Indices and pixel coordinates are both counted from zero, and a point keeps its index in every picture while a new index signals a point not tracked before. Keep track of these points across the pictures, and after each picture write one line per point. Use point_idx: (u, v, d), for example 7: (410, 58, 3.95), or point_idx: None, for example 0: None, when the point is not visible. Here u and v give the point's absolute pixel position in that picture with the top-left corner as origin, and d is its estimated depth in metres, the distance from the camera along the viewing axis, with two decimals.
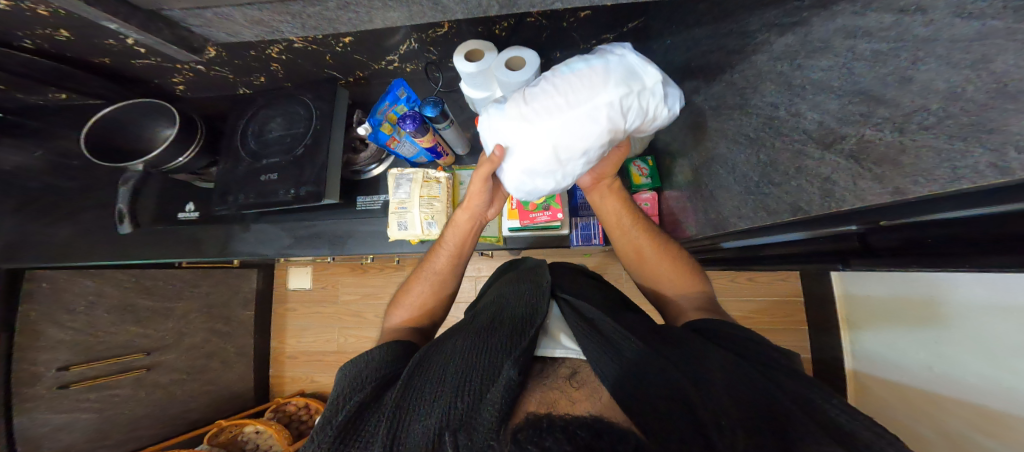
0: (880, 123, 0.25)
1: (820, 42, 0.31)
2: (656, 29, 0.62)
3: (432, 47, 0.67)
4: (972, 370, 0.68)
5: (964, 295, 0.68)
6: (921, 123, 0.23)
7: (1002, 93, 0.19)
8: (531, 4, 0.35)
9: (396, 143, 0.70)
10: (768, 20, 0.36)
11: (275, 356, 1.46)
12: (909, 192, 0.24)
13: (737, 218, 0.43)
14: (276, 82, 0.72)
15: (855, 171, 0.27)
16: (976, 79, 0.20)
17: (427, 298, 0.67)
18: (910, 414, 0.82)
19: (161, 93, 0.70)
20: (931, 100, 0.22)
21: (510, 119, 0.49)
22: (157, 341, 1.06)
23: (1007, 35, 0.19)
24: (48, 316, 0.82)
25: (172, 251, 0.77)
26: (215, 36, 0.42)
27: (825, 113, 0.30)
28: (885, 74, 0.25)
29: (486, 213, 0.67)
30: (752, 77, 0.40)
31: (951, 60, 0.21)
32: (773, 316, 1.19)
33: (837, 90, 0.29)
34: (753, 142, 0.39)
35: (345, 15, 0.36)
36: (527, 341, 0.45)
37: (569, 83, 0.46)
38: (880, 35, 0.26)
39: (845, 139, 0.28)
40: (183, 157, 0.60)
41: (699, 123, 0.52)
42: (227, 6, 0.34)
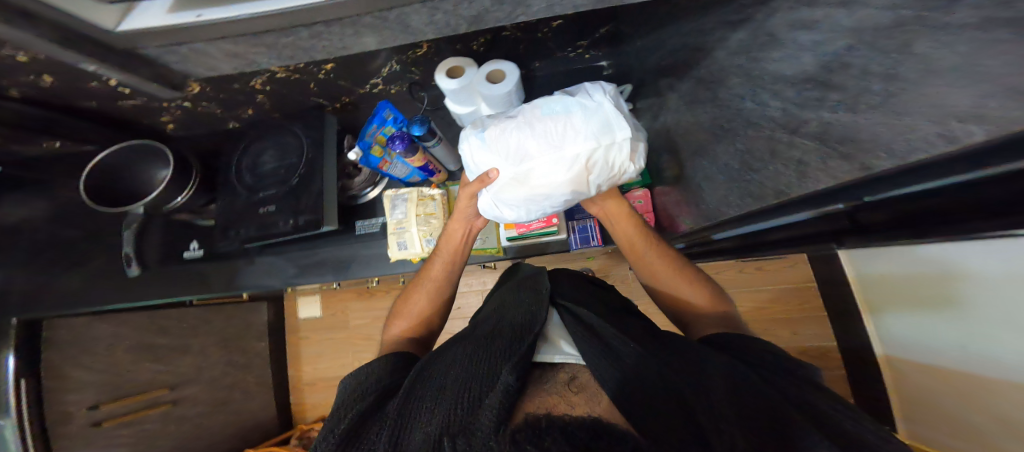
0: (834, 105, 0.28)
1: (769, 35, 0.34)
2: (626, 32, 0.63)
3: (414, 67, 0.69)
4: (1009, 346, 0.64)
5: (979, 267, 0.66)
6: (869, 102, 0.25)
7: (928, 72, 0.22)
8: (500, 21, 0.36)
9: (388, 165, 0.71)
10: (722, 18, 0.40)
11: (293, 384, 1.47)
12: (874, 166, 0.25)
13: (726, 206, 0.42)
14: (266, 113, 0.73)
15: (823, 151, 0.29)
16: (903, 62, 0.23)
17: (427, 307, 0.68)
18: (960, 402, 0.76)
19: (153, 133, 0.72)
20: (874, 83, 0.25)
21: (489, 151, 0.53)
22: (181, 375, 0.99)
23: (918, 22, 0.23)
24: (74, 358, 0.72)
25: (180, 290, 0.79)
26: (195, 71, 0.43)
27: (785, 101, 0.33)
28: (829, 61, 0.28)
29: (477, 223, 0.67)
30: (715, 72, 0.43)
31: (879, 47, 0.25)
32: (787, 304, 1.15)
33: (791, 79, 0.32)
34: (727, 133, 0.42)
35: (320, 43, 0.37)
36: (526, 346, 0.44)
37: (546, 129, 0.51)
38: (819, 26, 0.29)
39: (807, 123, 0.30)
40: (181, 196, 0.62)
41: (676, 119, 0.53)
42: (205, 40, 0.35)
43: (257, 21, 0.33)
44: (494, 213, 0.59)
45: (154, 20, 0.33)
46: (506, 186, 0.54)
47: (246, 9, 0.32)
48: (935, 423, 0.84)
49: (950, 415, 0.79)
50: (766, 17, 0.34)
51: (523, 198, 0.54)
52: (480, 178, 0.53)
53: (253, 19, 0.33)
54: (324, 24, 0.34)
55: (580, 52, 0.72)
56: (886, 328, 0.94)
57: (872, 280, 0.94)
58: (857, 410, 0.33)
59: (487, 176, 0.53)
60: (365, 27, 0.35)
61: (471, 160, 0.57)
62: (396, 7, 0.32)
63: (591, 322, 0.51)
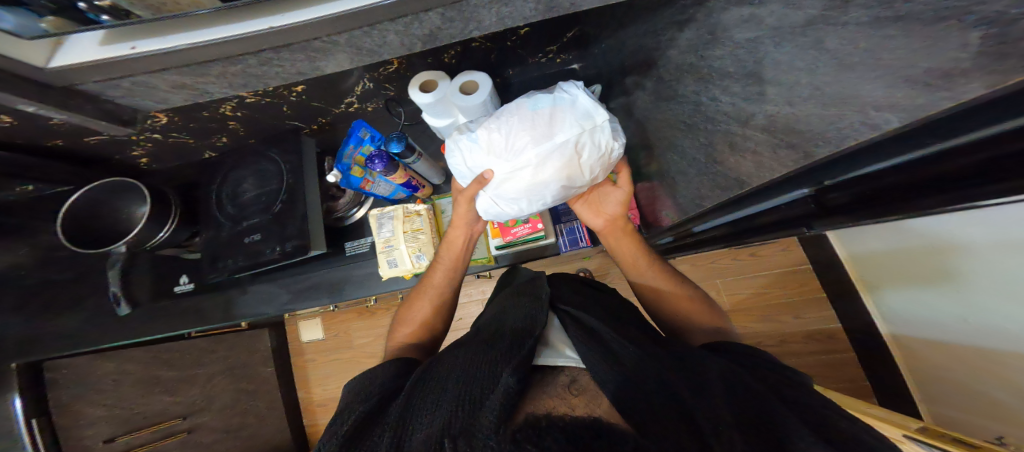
0: (774, 99, 0.31)
1: (711, 34, 0.38)
2: (593, 34, 0.64)
3: (387, 84, 0.69)
4: (1012, 316, 0.63)
5: (971, 237, 0.64)
6: (802, 95, 0.28)
7: (841, 66, 0.25)
8: (454, 36, 0.37)
9: (370, 184, 0.71)
10: (669, 19, 0.45)
11: (305, 406, 1.47)
12: (817, 154, 0.28)
13: (706, 198, 0.44)
14: (241, 140, 0.73)
15: (772, 142, 0.32)
16: (820, 56, 0.27)
17: (430, 315, 0.65)
18: (974, 377, 0.74)
19: (126, 169, 0.72)
20: (798, 76, 0.28)
21: (481, 151, 0.54)
22: (190, 405, 0.98)
23: (823, 20, 0.27)
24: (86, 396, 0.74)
25: (174, 325, 0.79)
26: (143, 105, 0.42)
27: (732, 96, 0.36)
28: (759, 57, 0.32)
29: (477, 227, 0.67)
30: (672, 72, 0.47)
31: (798, 43, 0.28)
32: (788, 289, 1.13)
33: (734, 74, 0.35)
34: (690, 129, 0.44)
35: (270, 70, 0.37)
36: (527, 349, 0.43)
37: (532, 122, 0.52)
38: (748, 26, 0.33)
39: (754, 117, 0.34)
40: (164, 231, 0.62)
41: (648, 116, 0.55)
42: (143, 72, 0.35)
43: (204, 50, 0.33)
44: (496, 211, 0.58)
45: (86, 55, 0.34)
46: (503, 182, 0.54)
47: (187, 39, 0.32)
48: (948, 399, 0.83)
49: (964, 390, 0.77)
50: (705, 16, 0.38)
51: (520, 191, 0.54)
52: (478, 178, 0.54)
53: (195, 49, 0.33)
54: (272, 51, 0.34)
55: (551, 57, 0.72)
56: (885, 305, 0.93)
57: (864, 259, 0.94)
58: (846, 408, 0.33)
59: (484, 176, 0.54)
60: (314, 52, 0.35)
61: (464, 166, 0.58)
62: (344, 31, 0.33)
63: (590, 324, 0.49)
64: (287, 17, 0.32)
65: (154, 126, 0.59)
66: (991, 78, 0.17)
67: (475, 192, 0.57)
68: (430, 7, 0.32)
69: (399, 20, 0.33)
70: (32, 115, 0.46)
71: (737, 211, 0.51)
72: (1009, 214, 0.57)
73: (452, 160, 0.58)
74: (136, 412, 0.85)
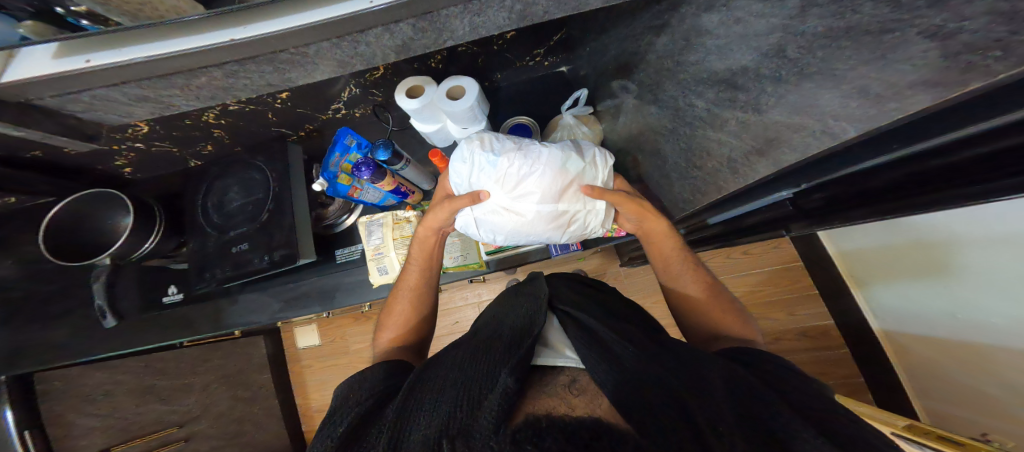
0: (744, 106, 0.36)
1: (685, 40, 0.41)
2: (579, 37, 0.65)
3: (374, 89, 0.69)
4: (997, 312, 0.64)
5: (958, 234, 0.65)
6: (767, 103, 0.34)
7: (803, 75, 0.30)
8: (427, 46, 0.38)
9: (358, 191, 0.71)
10: (647, 24, 0.47)
11: (302, 413, 1.44)
12: (783, 161, 0.34)
13: (696, 197, 0.47)
14: (226, 148, 0.73)
15: (746, 147, 0.38)
16: (785, 65, 0.32)
17: (410, 314, 0.64)
18: (962, 371, 0.75)
19: (110, 179, 0.71)
20: (767, 84, 0.34)
21: (491, 175, 0.53)
22: (187, 413, 0.98)
23: (784, 29, 0.30)
24: (77, 407, 0.73)
25: (164, 336, 0.78)
26: (106, 119, 0.41)
27: (708, 101, 0.41)
28: (731, 64, 0.37)
29: (449, 227, 0.64)
30: (652, 74, 0.50)
31: (763, 50, 0.33)
32: (781, 287, 1.13)
33: (708, 80, 0.40)
34: (671, 133, 0.49)
35: (238, 82, 0.37)
36: (524, 350, 0.41)
37: (552, 179, 0.52)
38: (717, 32, 0.36)
39: (728, 122, 0.39)
40: (148, 243, 0.62)
41: (635, 116, 0.57)
42: (100, 86, 0.34)
43: (165, 62, 0.32)
44: (470, 229, 0.59)
45: (37, 69, 0.32)
46: (491, 212, 0.55)
47: (145, 51, 0.31)
48: (940, 394, 0.83)
49: (954, 384, 0.78)
50: (678, 22, 0.41)
51: (500, 226, 0.56)
52: (472, 196, 0.53)
53: (154, 62, 0.32)
54: (237, 63, 0.34)
55: (538, 60, 0.72)
56: (874, 301, 0.93)
57: (852, 255, 0.94)
58: (837, 404, 0.33)
59: (479, 196, 0.53)
60: (284, 63, 0.35)
61: (465, 175, 0.56)
62: (310, 42, 0.33)
63: (589, 323, 0.48)
64: (249, 29, 0.31)
65: (138, 135, 0.59)
66: (934, 91, 0.23)
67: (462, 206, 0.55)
68: (401, 19, 0.32)
69: (370, 31, 0.33)
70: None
71: (732, 209, 0.51)
72: (1001, 209, 0.57)
73: (458, 165, 0.55)
74: (131, 422, 0.85)
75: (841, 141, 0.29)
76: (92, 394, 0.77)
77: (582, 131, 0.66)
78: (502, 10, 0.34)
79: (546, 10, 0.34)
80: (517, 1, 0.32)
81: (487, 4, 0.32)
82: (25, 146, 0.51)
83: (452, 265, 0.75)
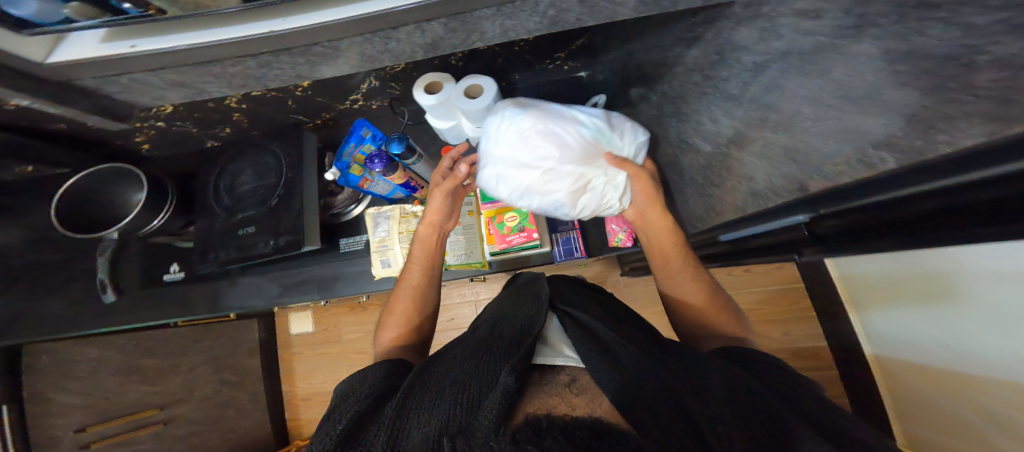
0: (774, 126, 0.37)
1: (718, 55, 0.43)
2: (602, 44, 0.66)
3: (392, 83, 0.69)
4: (994, 344, 0.65)
5: (966, 266, 0.66)
6: (803, 124, 0.33)
7: (845, 99, 0.29)
8: (455, 47, 0.38)
9: (368, 183, 0.72)
10: (677, 36, 0.48)
11: (288, 400, 1.41)
12: (809, 187, 0.33)
13: (716, 216, 0.48)
14: (243, 131, 0.73)
15: (769, 169, 0.38)
16: (826, 87, 0.31)
17: (411, 312, 0.64)
18: (946, 399, 0.77)
19: (126, 153, 0.70)
20: (802, 105, 0.33)
21: (521, 130, 0.56)
22: (169, 395, 0.99)
23: (833, 48, 0.30)
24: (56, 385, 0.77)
25: (159, 314, 0.77)
26: (140, 102, 0.41)
27: (736, 118, 0.42)
28: (767, 82, 0.37)
29: (448, 225, 0.68)
30: (676, 87, 0.52)
31: (805, 70, 0.33)
32: (779, 306, 1.15)
33: (738, 97, 0.41)
34: (693, 147, 0.52)
35: (269, 73, 0.37)
36: (525, 348, 0.42)
37: (578, 141, 0.56)
38: (757, 48, 0.37)
39: (755, 142, 0.39)
40: (157, 219, 0.61)
41: (666, 125, 0.57)
42: (141, 71, 0.35)
43: (204, 50, 0.33)
44: (488, 186, 0.60)
45: (86, 51, 0.33)
46: (513, 166, 0.57)
47: (186, 39, 0.32)
48: (922, 417, 0.85)
49: (937, 410, 0.80)
50: (713, 36, 0.42)
51: (520, 182, 0.57)
52: (455, 174, 0.62)
53: (196, 49, 0.33)
54: (273, 55, 0.34)
55: (558, 63, 0.73)
56: (871, 326, 0.95)
57: (856, 279, 0.95)
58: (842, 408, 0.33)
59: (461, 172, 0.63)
60: (315, 56, 0.36)
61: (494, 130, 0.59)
62: (347, 36, 0.34)
63: (589, 324, 0.49)
64: (289, 22, 0.32)
65: (160, 115, 0.59)
66: (991, 126, 0.20)
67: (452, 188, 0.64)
68: (433, 18, 0.33)
69: (402, 28, 0.34)
70: (21, 108, 0.45)
71: (746, 228, 0.52)
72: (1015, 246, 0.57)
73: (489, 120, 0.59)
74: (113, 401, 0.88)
75: (877, 170, 0.26)
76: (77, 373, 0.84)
77: None
78: (534, 15, 0.34)
79: (578, 18, 0.35)
80: (550, 6, 0.33)
81: (522, 8, 0.33)
82: (50, 119, 0.50)
83: (455, 263, 0.74)
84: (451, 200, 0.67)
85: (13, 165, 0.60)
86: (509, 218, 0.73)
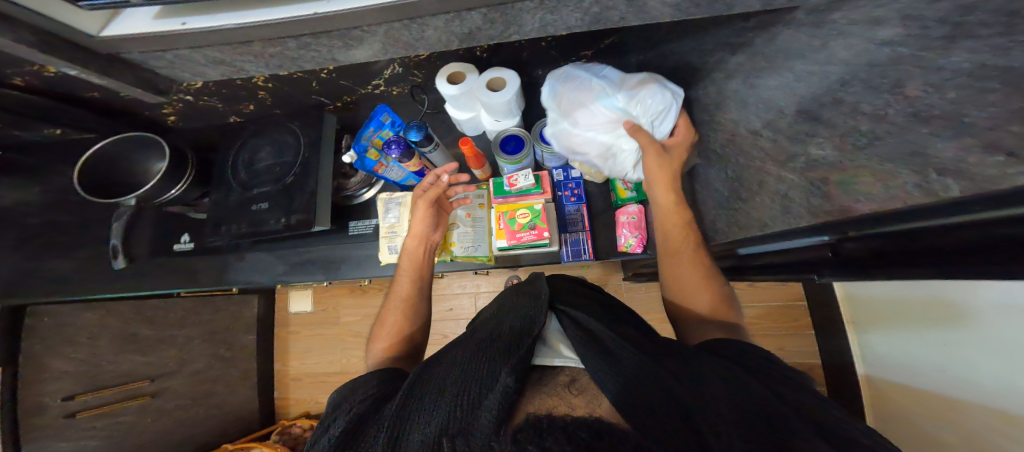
0: (823, 143, 0.35)
1: (767, 62, 0.43)
2: (632, 47, 0.65)
3: (416, 70, 0.69)
4: (984, 371, 0.66)
5: (970, 296, 0.66)
6: (856, 144, 0.32)
7: (917, 118, 0.27)
8: (491, 38, 0.39)
9: (384, 168, 0.72)
10: (723, 41, 0.49)
11: (278, 378, 1.42)
12: (852, 209, 0.32)
13: (740, 230, 0.48)
14: (266, 109, 0.74)
15: (806, 187, 0.37)
16: (896, 104, 0.29)
17: (402, 324, 0.63)
18: (929, 422, 0.78)
19: (151, 124, 0.70)
20: (862, 122, 0.32)
21: (554, 101, 0.64)
22: (162, 367, 1.01)
23: (912, 61, 0.28)
24: (52, 350, 0.78)
25: (166, 282, 0.78)
26: (181, 76, 0.43)
27: (778, 130, 0.41)
28: (826, 94, 0.35)
29: (435, 236, 0.70)
30: (716, 93, 0.54)
31: (874, 85, 0.31)
32: (777, 322, 1.17)
33: (786, 108, 0.40)
34: (723, 158, 0.52)
35: (309, 54, 0.38)
36: (521, 354, 0.41)
37: (599, 112, 0.60)
38: (817, 58, 0.36)
39: (796, 158, 0.38)
40: (176, 189, 0.62)
41: (703, 133, 0.58)
42: (187, 48, 0.35)
43: (251, 30, 0.33)
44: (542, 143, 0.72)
45: (139, 27, 0.34)
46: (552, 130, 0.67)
47: (235, 19, 0.33)
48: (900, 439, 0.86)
49: (916, 433, 0.81)
50: (767, 42, 0.42)
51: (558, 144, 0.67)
52: (437, 182, 0.65)
53: (244, 29, 0.33)
54: (315, 36, 0.34)
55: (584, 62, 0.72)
56: (869, 346, 0.96)
57: (863, 300, 0.97)
58: None
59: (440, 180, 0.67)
60: (354, 39, 0.36)
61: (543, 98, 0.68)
62: (384, 22, 0.34)
63: (589, 325, 0.47)
64: (334, 3, 0.32)
65: (190, 88, 0.60)
66: None
67: (435, 197, 0.66)
68: (475, 7, 0.33)
69: (440, 16, 0.34)
70: (65, 73, 0.47)
71: (767, 243, 0.52)
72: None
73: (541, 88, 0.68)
74: (105, 369, 0.90)
75: (937, 198, 0.25)
76: (76, 337, 0.83)
77: None
78: (576, 11, 0.34)
79: (624, 16, 0.36)
80: (596, 4, 0.33)
81: (565, 4, 0.33)
82: (85, 86, 0.51)
83: (460, 255, 0.74)
84: (435, 209, 0.69)
85: (43, 127, 0.62)
86: (521, 215, 0.70)
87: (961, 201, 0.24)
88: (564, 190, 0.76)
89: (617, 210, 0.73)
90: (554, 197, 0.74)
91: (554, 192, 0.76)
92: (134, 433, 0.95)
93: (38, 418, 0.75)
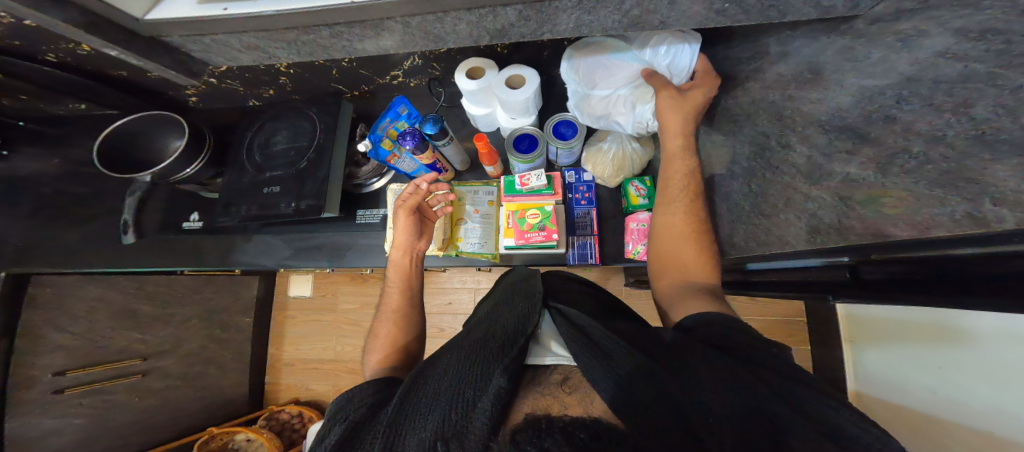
0: (866, 163, 0.33)
1: (812, 75, 0.40)
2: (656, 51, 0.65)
3: (435, 63, 0.70)
4: (978, 396, 0.66)
5: (975, 324, 0.66)
6: (903, 167, 0.30)
7: (980, 141, 0.25)
8: (523, 36, 0.39)
9: (396, 159, 0.71)
10: (766, 49, 0.47)
11: (271, 363, 1.42)
12: (891, 233, 0.31)
13: (764, 248, 0.48)
14: (285, 95, 0.74)
15: (842, 209, 0.36)
16: (957, 124, 0.26)
17: (398, 332, 0.65)
18: (912, 439, 0.80)
19: (174, 104, 0.71)
20: (914, 143, 0.29)
21: (570, 65, 0.65)
22: (156, 346, 1.02)
23: (986, 80, 0.25)
24: (52, 321, 0.79)
25: (170, 259, 0.78)
26: (214, 60, 0.43)
27: (814, 148, 0.39)
28: (876, 110, 0.33)
29: (420, 245, 0.71)
30: (748, 105, 0.51)
31: (935, 102, 0.28)
32: (777, 335, 1.18)
33: (827, 125, 0.37)
34: (745, 173, 0.51)
35: (339, 43, 0.38)
36: (517, 350, 0.42)
37: (616, 67, 0.62)
38: (871, 72, 0.33)
39: (832, 177, 0.37)
40: (190, 168, 0.62)
41: (726, 140, 0.56)
42: (226, 32, 0.36)
43: (287, 16, 0.33)
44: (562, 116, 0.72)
45: (181, 11, 0.34)
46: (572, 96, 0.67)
47: (274, 5, 0.32)
48: None
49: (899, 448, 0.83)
50: (810, 54, 0.40)
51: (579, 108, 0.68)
52: (415, 189, 0.67)
53: (281, 16, 0.33)
54: (346, 25, 0.35)
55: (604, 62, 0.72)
56: (863, 364, 0.97)
57: (864, 320, 0.97)
58: None
59: (420, 186, 0.67)
60: (383, 29, 0.36)
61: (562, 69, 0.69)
62: (416, 13, 0.34)
63: (579, 321, 0.46)
64: None
65: (214, 72, 0.62)
66: None
67: (417, 205, 0.68)
68: (510, 4, 0.33)
69: (476, 10, 0.34)
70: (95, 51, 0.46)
71: (774, 261, 0.53)
72: None
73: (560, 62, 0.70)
74: (103, 344, 0.90)
75: (989, 229, 0.24)
76: (73, 310, 0.83)
77: (633, 147, 0.71)
78: (616, 13, 0.35)
79: (660, 22, 0.36)
80: (635, 6, 0.33)
81: (604, 6, 0.33)
82: (113, 64, 0.52)
83: (467, 251, 0.74)
84: (419, 217, 0.70)
85: (67, 100, 0.63)
86: (531, 215, 0.71)
87: (1015, 233, 0.23)
88: (574, 193, 0.76)
89: (628, 216, 0.73)
90: (563, 198, 0.74)
91: (563, 193, 0.76)
92: (119, 411, 0.95)
93: (25, 391, 0.76)
